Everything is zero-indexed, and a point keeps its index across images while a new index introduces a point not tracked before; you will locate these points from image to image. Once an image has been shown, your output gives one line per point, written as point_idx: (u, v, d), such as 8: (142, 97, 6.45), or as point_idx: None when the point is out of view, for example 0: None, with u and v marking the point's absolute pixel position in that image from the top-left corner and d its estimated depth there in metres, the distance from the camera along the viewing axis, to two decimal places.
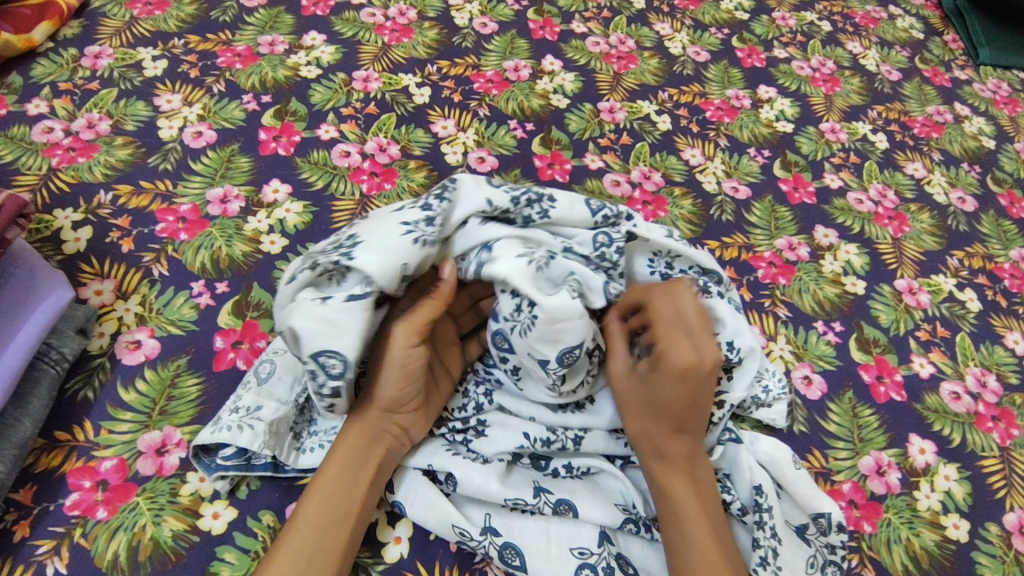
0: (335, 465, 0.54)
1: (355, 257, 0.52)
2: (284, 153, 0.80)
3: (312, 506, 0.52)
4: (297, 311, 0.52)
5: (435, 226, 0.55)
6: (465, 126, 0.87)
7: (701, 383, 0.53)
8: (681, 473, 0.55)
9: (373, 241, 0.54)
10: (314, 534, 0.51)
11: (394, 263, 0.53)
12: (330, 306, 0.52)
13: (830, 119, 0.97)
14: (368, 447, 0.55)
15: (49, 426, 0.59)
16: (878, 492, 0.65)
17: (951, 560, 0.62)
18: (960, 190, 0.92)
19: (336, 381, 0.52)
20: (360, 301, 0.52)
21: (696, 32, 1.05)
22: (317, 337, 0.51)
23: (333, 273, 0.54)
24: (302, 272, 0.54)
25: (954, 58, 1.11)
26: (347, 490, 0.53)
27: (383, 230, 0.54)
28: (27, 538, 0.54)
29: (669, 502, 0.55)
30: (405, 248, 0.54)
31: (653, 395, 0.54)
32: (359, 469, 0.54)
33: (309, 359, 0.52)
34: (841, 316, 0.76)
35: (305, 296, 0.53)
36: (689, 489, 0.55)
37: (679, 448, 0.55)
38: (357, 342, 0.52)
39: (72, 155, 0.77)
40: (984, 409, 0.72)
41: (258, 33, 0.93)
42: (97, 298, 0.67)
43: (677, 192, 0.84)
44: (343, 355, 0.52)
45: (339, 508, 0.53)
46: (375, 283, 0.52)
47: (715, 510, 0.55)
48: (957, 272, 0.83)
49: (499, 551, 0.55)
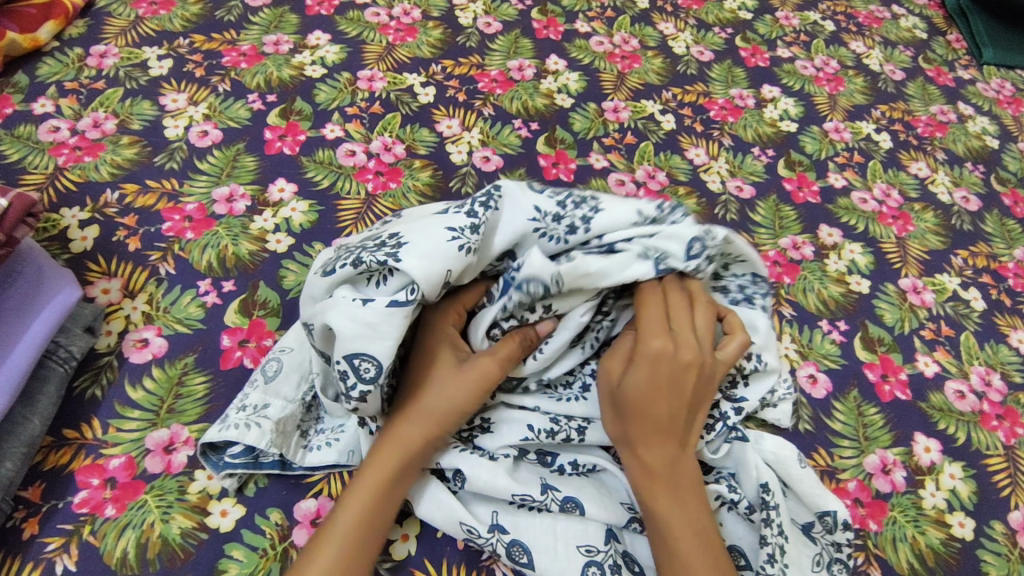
0: (382, 477, 0.53)
1: (402, 261, 0.52)
2: (289, 152, 0.80)
3: (354, 512, 0.52)
4: (335, 312, 0.52)
5: (479, 234, 0.54)
6: (470, 125, 0.87)
7: (674, 377, 0.54)
8: (666, 482, 0.54)
9: (419, 245, 0.53)
10: (350, 546, 0.51)
11: (439, 268, 0.53)
12: (372, 310, 0.52)
13: (833, 119, 0.97)
14: (416, 460, 0.55)
15: (58, 424, 0.60)
16: (883, 490, 0.65)
17: (957, 558, 0.62)
18: (964, 190, 0.92)
19: (366, 386, 0.53)
20: (402, 308, 0.52)
21: (700, 32, 1.05)
22: (354, 340, 0.52)
23: (373, 273, 0.54)
24: (342, 268, 0.54)
25: (957, 58, 1.11)
26: (387, 499, 0.53)
27: (428, 234, 0.54)
28: (36, 536, 0.54)
29: (653, 513, 0.54)
30: (451, 254, 0.53)
31: (633, 392, 0.54)
32: (403, 484, 0.54)
33: (342, 359, 0.53)
34: (845, 316, 0.76)
35: (343, 295, 0.53)
36: (673, 500, 0.54)
37: (662, 456, 0.54)
38: (393, 347, 0.53)
39: (78, 154, 0.77)
40: (989, 408, 0.72)
41: (264, 32, 0.93)
42: (105, 297, 0.67)
43: (682, 191, 0.84)
44: (379, 360, 0.53)
45: (379, 518, 0.53)
46: (419, 290, 0.53)
47: (704, 523, 0.54)
48: (961, 271, 0.83)
49: (506, 549, 0.55)
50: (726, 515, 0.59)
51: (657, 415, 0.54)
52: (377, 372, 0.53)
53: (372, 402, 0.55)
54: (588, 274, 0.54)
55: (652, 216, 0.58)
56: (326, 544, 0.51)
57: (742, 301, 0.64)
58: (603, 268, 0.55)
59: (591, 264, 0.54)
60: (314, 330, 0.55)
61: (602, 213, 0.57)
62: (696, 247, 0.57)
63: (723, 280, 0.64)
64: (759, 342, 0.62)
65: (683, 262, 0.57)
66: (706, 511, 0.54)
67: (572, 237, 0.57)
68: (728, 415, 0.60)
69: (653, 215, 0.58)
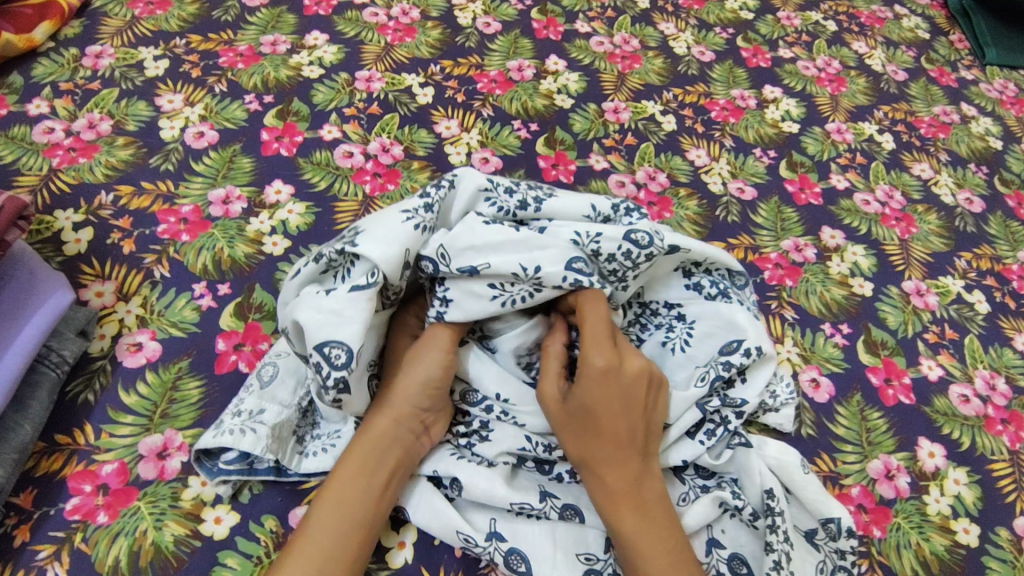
0: (353, 465, 0.53)
1: (359, 246, 0.54)
2: (286, 153, 0.80)
3: (330, 501, 0.51)
4: (302, 305, 0.54)
5: (432, 212, 0.58)
6: (468, 126, 0.86)
7: (626, 392, 0.54)
8: (628, 501, 0.53)
9: (375, 231, 0.55)
10: (325, 541, 0.50)
11: (397, 248, 0.54)
12: (336, 298, 0.53)
13: (836, 120, 0.96)
14: (390, 447, 0.54)
15: (49, 429, 0.59)
16: (887, 496, 0.64)
17: (961, 565, 0.61)
18: (968, 191, 0.91)
19: (341, 372, 0.52)
20: (364, 291, 0.53)
21: (701, 32, 1.04)
22: (321, 327, 0.52)
23: (336, 267, 0.57)
24: (306, 267, 0.57)
25: (960, 58, 1.10)
26: (366, 480, 0.52)
27: (385, 220, 0.56)
28: (27, 543, 0.53)
29: (619, 534, 0.52)
30: (408, 234, 0.55)
31: (583, 406, 0.54)
32: (377, 469, 0.53)
33: (313, 351, 0.52)
34: (848, 318, 0.75)
35: (309, 291, 0.55)
36: (638, 518, 0.52)
37: (623, 477, 0.53)
38: (362, 329, 0.53)
39: (72, 155, 0.77)
40: (994, 412, 0.71)
41: (260, 32, 0.92)
42: (99, 300, 0.67)
43: (682, 193, 0.83)
44: (349, 344, 0.52)
45: (358, 502, 0.52)
46: (380, 271, 0.54)
47: (673, 536, 0.52)
48: (965, 273, 0.82)
49: (504, 557, 0.54)
50: (728, 521, 0.59)
51: (614, 429, 0.54)
52: (349, 357, 0.52)
53: (353, 393, 0.55)
54: (476, 247, 0.55)
55: (604, 212, 0.62)
56: (304, 541, 0.50)
57: (718, 296, 0.63)
58: (494, 243, 0.55)
59: (478, 237, 0.56)
60: (289, 331, 0.55)
61: (555, 198, 0.62)
62: (639, 236, 0.58)
63: (695, 277, 0.65)
64: (749, 335, 0.61)
65: (620, 242, 0.58)
66: (673, 523, 0.53)
67: (523, 212, 0.61)
68: (728, 420, 0.60)
69: (607, 212, 0.62)
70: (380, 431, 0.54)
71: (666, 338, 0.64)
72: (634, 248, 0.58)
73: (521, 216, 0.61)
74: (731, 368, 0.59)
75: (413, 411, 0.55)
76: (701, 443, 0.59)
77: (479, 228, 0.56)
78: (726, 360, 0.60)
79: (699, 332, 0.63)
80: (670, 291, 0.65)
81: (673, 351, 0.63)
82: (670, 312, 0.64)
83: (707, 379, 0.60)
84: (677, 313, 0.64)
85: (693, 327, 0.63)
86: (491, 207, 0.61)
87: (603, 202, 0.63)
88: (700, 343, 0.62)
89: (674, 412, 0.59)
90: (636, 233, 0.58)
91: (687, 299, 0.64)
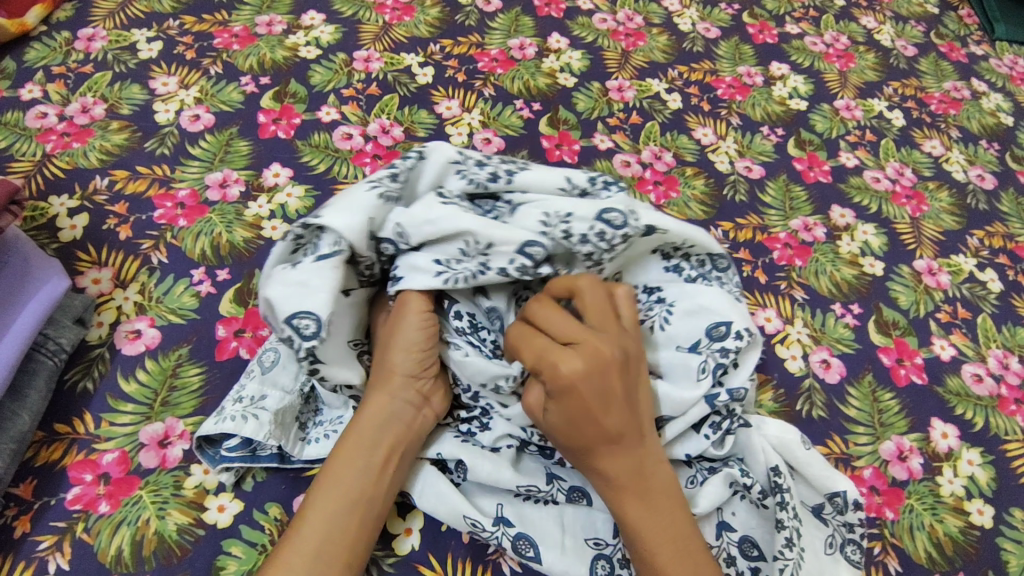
0: (348, 443, 0.52)
1: (321, 216, 0.52)
2: (284, 136, 0.78)
3: (329, 481, 0.50)
4: (270, 281, 0.53)
5: (398, 182, 0.56)
6: (470, 106, 0.84)
7: (595, 394, 0.49)
8: (631, 493, 0.51)
9: (338, 202, 0.54)
10: (325, 524, 0.48)
11: (360, 217, 0.52)
12: (302, 269, 0.52)
13: (844, 96, 0.94)
14: (383, 419, 0.53)
15: (49, 418, 0.58)
16: (899, 477, 0.63)
17: (976, 547, 0.60)
18: (979, 167, 0.89)
19: (311, 342, 0.52)
20: (328, 260, 0.52)
21: (706, 8, 1.02)
22: (288, 300, 0.51)
23: (305, 245, 0.55)
24: (277, 247, 0.55)
25: (970, 33, 1.08)
26: (362, 463, 0.51)
27: (350, 192, 0.55)
28: (28, 534, 0.53)
29: (626, 526, 0.51)
30: (371, 203, 0.53)
31: (558, 416, 0.50)
32: (373, 443, 0.52)
33: (283, 323, 0.51)
34: (859, 298, 0.74)
35: (279, 268, 0.54)
36: (643, 508, 0.51)
37: (618, 470, 0.51)
38: (329, 298, 0.51)
39: (66, 140, 0.75)
40: (1007, 392, 0.70)
41: (255, 13, 0.90)
42: (96, 287, 0.65)
43: (689, 172, 0.81)
44: (318, 314, 0.51)
45: (357, 492, 0.50)
46: (344, 241, 0.52)
47: (678, 522, 0.51)
48: (977, 252, 0.80)
49: (512, 542, 0.53)
50: (735, 502, 0.57)
51: (594, 434, 0.50)
52: (318, 327, 0.51)
53: (328, 362, 0.54)
54: (430, 221, 0.53)
55: (581, 185, 0.59)
56: (302, 525, 0.48)
57: (698, 279, 0.61)
58: (449, 217, 0.53)
59: (434, 211, 0.53)
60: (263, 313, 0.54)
61: (529, 170, 0.59)
62: (612, 216, 0.55)
63: (675, 260, 0.61)
64: (735, 317, 0.57)
65: (591, 223, 0.55)
66: (679, 506, 0.52)
67: (493, 185, 0.58)
68: (736, 413, 0.57)
69: (583, 186, 0.58)
70: (371, 409, 0.53)
71: (644, 318, 0.60)
72: (607, 228, 0.55)
73: (493, 188, 0.58)
74: (728, 354, 0.56)
75: (401, 380, 0.54)
76: (706, 438, 0.57)
77: (437, 205, 0.54)
78: (722, 347, 0.56)
79: (679, 310, 0.58)
80: (648, 274, 0.62)
81: (652, 329, 0.59)
82: (650, 297, 0.60)
83: (709, 370, 0.56)
84: (657, 296, 0.60)
85: (673, 306, 0.59)
86: (460, 178, 0.59)
87: (579, 175, 0.59)
88: (681, 322, 0.58)
89: (679, 407, 0.56)
90: (608, 212, 0.55)
91: (667, 282, 0.61)
